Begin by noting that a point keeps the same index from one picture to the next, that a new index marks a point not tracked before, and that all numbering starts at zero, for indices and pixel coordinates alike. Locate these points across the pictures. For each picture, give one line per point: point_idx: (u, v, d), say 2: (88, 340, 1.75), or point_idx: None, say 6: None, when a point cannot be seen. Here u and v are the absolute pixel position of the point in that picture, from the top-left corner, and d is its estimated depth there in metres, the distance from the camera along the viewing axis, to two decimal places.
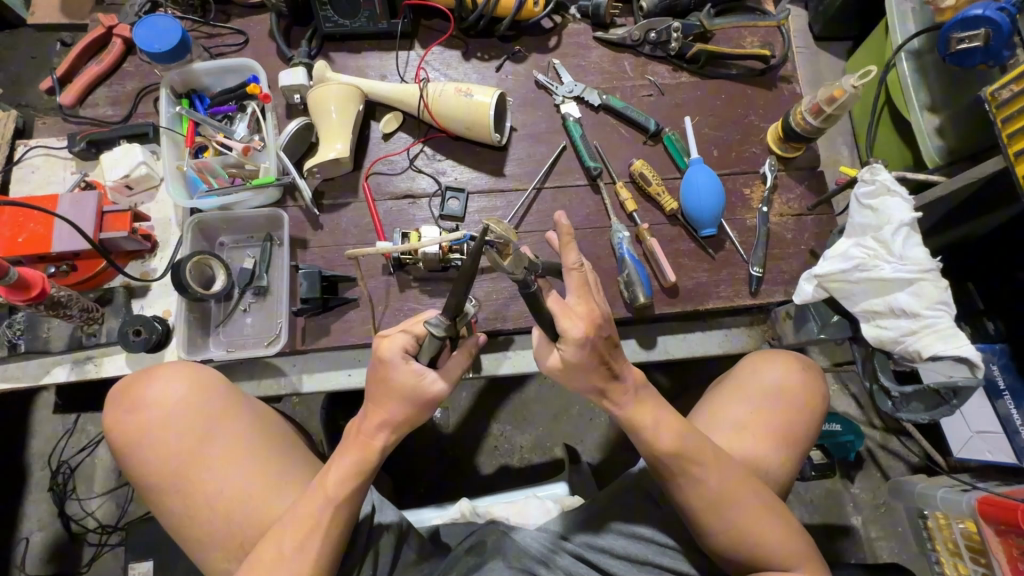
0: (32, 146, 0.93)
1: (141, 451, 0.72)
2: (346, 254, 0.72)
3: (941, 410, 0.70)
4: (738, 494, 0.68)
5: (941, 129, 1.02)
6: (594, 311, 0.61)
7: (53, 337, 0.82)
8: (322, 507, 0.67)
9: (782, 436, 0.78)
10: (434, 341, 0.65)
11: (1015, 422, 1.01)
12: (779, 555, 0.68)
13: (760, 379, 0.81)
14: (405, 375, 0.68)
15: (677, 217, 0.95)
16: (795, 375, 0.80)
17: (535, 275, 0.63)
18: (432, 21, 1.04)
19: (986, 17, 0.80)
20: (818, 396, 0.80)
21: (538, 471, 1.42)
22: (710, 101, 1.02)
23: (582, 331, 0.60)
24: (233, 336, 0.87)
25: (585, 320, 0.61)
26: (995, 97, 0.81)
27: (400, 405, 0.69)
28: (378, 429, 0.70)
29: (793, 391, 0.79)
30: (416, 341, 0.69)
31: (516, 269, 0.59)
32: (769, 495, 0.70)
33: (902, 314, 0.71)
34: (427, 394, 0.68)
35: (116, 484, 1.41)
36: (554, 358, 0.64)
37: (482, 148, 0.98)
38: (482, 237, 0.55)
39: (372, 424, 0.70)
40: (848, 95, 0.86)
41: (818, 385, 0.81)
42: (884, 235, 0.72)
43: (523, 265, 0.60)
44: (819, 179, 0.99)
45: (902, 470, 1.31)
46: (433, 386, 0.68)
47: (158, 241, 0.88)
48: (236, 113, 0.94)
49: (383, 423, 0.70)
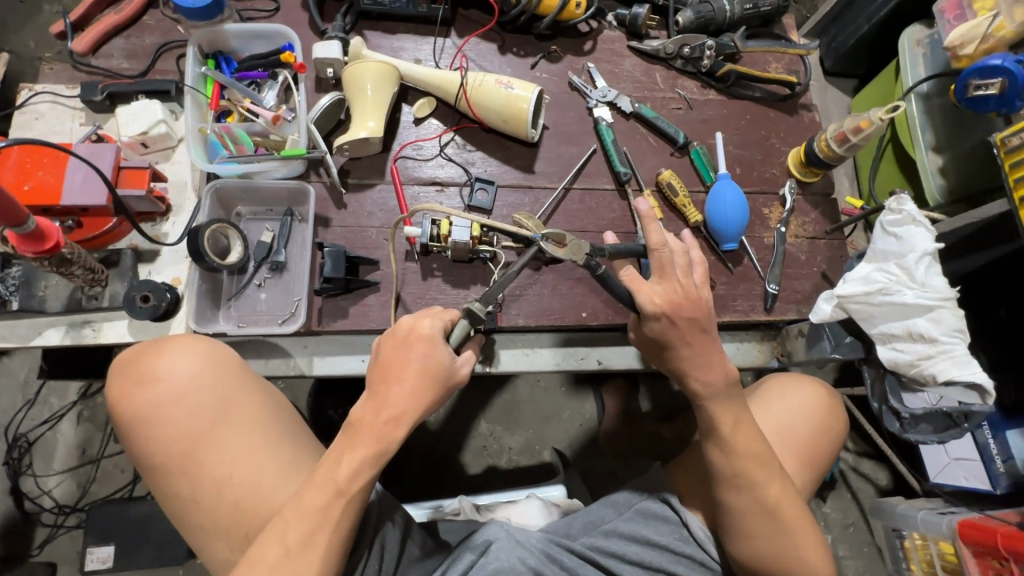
0: (37, 91, 0.86)
1: (148, 428, 0.67)
2: (415, 206, 0.78)
3: (952, 432, 0.75)
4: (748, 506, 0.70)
5: (943, 169, 1.08)
6: (672, 293, 0.70)
7: (50, 297, 0.76)
8: (334, 502, 0.62)
9: (808, 459, 0.81)
10: (467, 323, 0.68)
11: (992, 451, 1.07)
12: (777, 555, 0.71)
13: (795, 400, 0.83)
14: (440, 352, 0.65)
15: (700, 229, 0.96)
16: (821, 401, 0.83)
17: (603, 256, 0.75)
18: (470, 10, 1.03)
19: (1005, 67, 0.85)
20: (838, 425, 0.84)
21: (526, 475, 1.41)
22: (735, 121, 1.05)
23: (655, 304, 0.69)
24: (245, 312, 0.83)
25: (661, 298, 0.70)
26: (1006, 143, 0.86)
27: (428, 391, 0.65)
28: (399, 418, 0.64)
29: (819, 416, 0.82)
30: (451, 320, 0.69)
31: (577, 254, 0.72)
32: (784, 506, 0.71)
33: (919, 339, 0.75)
34: (456, 376, 0.66)
35: (79, 463, 1.32)
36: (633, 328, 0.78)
37: (513, 143, 0.97)
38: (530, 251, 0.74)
39: (392, 413, 0.64)
40: (874, 127, 0.90)
41: (839, 412, 0.84)
42: (908, 263, 0.76)
43: (583, 252, 0.73)
44: (832, 206, 1.03)
45: (871, 492, 1.37)
46: (463, 368, 0.67)
47: (172, 204, 0.84)
48: (266, 80, 0.90)
49: (401, 401, 0.64)
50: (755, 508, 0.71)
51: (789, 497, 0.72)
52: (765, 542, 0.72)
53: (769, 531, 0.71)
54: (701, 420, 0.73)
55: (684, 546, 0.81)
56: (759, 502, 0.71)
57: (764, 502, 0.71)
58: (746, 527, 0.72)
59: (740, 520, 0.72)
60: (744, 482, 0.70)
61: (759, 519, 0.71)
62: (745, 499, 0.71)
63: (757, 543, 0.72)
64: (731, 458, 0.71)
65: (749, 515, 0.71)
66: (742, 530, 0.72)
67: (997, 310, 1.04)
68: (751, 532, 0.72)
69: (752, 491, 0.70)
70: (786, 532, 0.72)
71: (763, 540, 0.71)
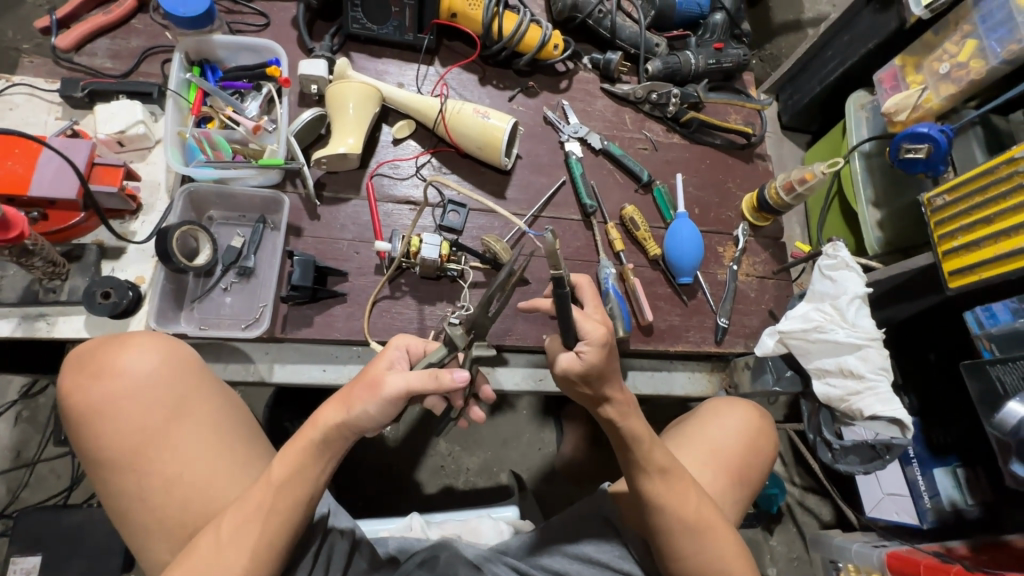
0: (14, 82, 0.86)
1: (100, 422, 0.66)
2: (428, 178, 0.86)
3: (876, 463, 0.83)
4: (678, 527, 0.75)
5: (881, 222, 1.17)
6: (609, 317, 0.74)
7: (6, 288, 0.76)
8: (260, 491, 0.63)
9: (738, 478, 0.85)
10: (444, 349, 0.70)
11: (920, 487, 1.11)
12: (695, 564, 0.76)
13: (723, 421, 0.88)
14: (380, 363, 0.68)
15: (658, 262, 1.02)
16: (753, 423, 0.88)
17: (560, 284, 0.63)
18: (454, 42, 1.09)
19: (931, 135, 0.95)
20: (767, 446, 0.88)
21: (481, 496, 1.41)
22: (696, 164, 1.12)
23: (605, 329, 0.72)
24: (208, 315, 0.83)
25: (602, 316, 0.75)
26: (931, 203, 0.96)
27: (357, 394, 0.65)
28: (314, 420, 0.65)
29: (750, 437, 0.87)
30: (425, 351, 0.73)
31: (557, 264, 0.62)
32: (707, 525, 0.76)
33: (849, 375, 0.82)
34: (379, 382, 0.64)
35: (12, 466, 1.26)
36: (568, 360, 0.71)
37: (487, 169, 1.02)
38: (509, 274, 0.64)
39: (332, 413, 0.65)
40: (818, 178, 0.98)
41: (769, 434, 0.89)
42: (840, 304, 0.84)
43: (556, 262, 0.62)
44: (781, 249, 1.10)
45: (815, 526, 1.43)
46: (389, 377, 0.64)
47: (142, 204, 0.84)
48: (249, 91, 0.93)
49: (340, 401, 0.65)
50: (681, 528, 0.75)
51: (708, 509, 0.76)
52: (696, 561, 0.76)
53: (695, 549, 0.76)
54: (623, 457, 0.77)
55: (624, 563, 0.84)
56: (673, 522, 0.75)
57: (685, 519, 0.75)
58: (678, 549, 0.76)
59: (676, 539, 0.75)
60: (675, 502, 0.75)
61: (687, 539, 0.75)
62: (671, 523, 0.75)
63: (677, 561, 0.76)
64: (654, 477, 0.75)
65: (675, 537, 0.75)
66: (674, 554, 0.76)
67: (926, 353, 1.15)
68: (682, 553, 0.76)
69: (683, 514, 0.75)
70: (707, 543, 0.76)
71: (690, 559, 0.76)
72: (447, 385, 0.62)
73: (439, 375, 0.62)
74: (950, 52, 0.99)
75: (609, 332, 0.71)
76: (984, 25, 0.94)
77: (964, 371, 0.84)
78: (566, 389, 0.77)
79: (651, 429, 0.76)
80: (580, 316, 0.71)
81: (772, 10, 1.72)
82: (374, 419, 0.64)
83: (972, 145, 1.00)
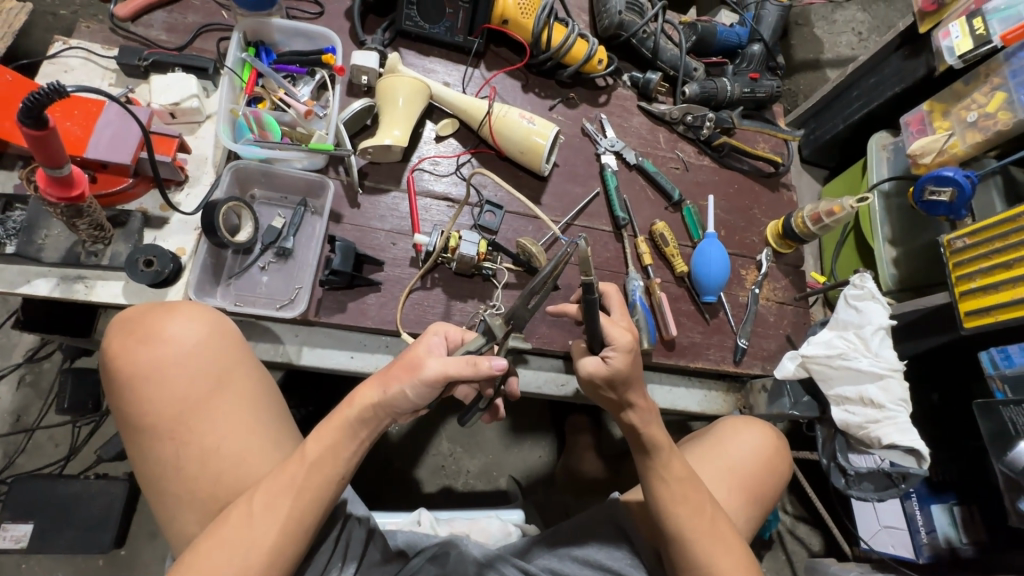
0: (72, 46, 0.88)
1: (145, 387, 0.66)
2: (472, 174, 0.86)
3: (891, 490, 0.87)
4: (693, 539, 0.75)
5: (896, 260, 1.20)
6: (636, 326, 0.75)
7: (48, 247, 0.75)
8: (293, 467, 0.63)
9: (752, 495, 0.86)
10: (484, 340, 0.70)
11: (918, 522, 1.12)
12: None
13: (740, 438, 0.89)
14: (422, 347, 0.67)
15: (684, 279, 1.04)
16: (769, 442, 0.90)
17: (591, 293, 0.66)
18: (501, 48, 1.11)
19: (955, 179, 0.97)
20: (781, 467, 0.90)
21: (479, 499, 1.41)
22: (724, 188, 1.15)
23: (630, 340, 0.72)
24: (243, 292, 0.84)
25: (626, 326, 0.76)
26: (951, 244, 0.98)
27: (395, 376, 0.64)
28: (350, 399, 0.66)
29: (767, 456, 0.89)
30: (461, 338, 0.73)
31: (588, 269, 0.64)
32: (720, 536, 0.76)
33: (870, 403, 0.87)
34: (420, 365, 0.63)
35: (10, 430, 1.24)
36: (595, 364, 0.72)
37: (525, 174, 1.03)
38: (551, 276, 0.68)
39: (369, 395, 0.65)
40: (845, 212, 1.01)
41: (785, 454, 0.91)
42: (865, 334, 0.90)
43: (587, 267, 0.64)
44: (800, 276, 1.13)
45: (805, 555, 1.44)
46: (428, 360, 0.64)
47: (189, 175, 0.85)
48: (303, 76, 0.95)
49: (378, 381, 0.65)
50: (697, 541, 0.75)
51: (722, 520, 0.77)
52: None
53: (705, 561, 0.75)
54: (642, 465, 0.78)
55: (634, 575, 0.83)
56: (688, 532, 0.75)
57: (697, 529, 0.75)
58: (689, 558, 0.75)
59: (685, 552, 0.75)
60: (690, 512, 0.75)
61: (703, 554, 0.75)
62: (686, 534, 0.75)
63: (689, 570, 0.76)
64: (669, 484, 0.76)
65: (688, 547, 0.75)
66: (686, 562, 0.76)
67: (931, 394, 1.19)
68: (692, 563, 0.75)
69: (699, 526, 0.75)
70: (720, 556, 0.75)
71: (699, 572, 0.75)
72: (483, 373, 0.62)
73: (478, 362, 0.62)
74: (979, 101, 1.03)
75: (635, 340, 0.73)
76: (1014, 79, 0.98)
77: (977, 410, 0.87)
78: (592, 393, 0.78)
79: (671, 438, 0.78)
80: (607, 321, 0.73)
81: (795, 46, 1.77)
82: (411, 400, 0.64)
83: (992, 193, 1.03)
